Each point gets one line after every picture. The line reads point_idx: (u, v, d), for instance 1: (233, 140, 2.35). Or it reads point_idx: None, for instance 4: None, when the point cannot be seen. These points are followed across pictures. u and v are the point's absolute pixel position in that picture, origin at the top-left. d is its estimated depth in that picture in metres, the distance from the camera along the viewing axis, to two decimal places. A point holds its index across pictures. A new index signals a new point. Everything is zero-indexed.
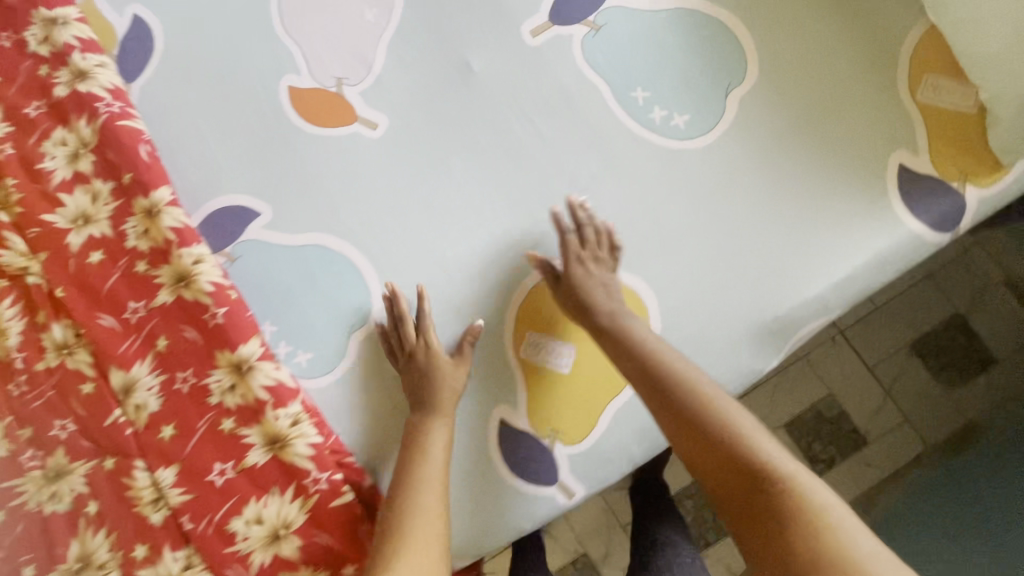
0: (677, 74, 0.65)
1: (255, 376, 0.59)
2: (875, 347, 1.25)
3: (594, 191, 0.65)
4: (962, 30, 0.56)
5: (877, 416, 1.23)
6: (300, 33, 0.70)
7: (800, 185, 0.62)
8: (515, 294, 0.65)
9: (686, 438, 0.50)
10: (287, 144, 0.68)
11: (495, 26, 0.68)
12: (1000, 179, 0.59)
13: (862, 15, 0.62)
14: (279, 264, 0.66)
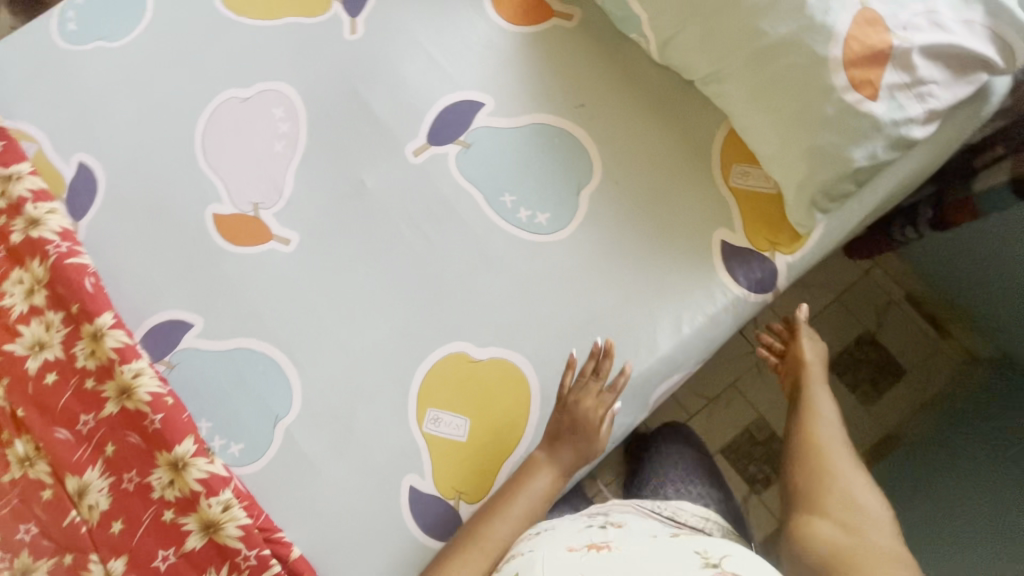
0: (536, 178, 0.77)
1: (190, 471, 0.69)
2: None
3: (474, 282, 0.76)
4: (747, 133, 0.67)
5: None
6: (221, 169, 0.82)
7: (645, 264, 0.74)
8: (417, 374, 0.75)
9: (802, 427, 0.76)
10: (214, 263, 0.79)
11: (382, 148, 0.80)
12: (803, 245, 0.71)
13: (679, 118, 0.75)
14: (212, 367, 0.77)
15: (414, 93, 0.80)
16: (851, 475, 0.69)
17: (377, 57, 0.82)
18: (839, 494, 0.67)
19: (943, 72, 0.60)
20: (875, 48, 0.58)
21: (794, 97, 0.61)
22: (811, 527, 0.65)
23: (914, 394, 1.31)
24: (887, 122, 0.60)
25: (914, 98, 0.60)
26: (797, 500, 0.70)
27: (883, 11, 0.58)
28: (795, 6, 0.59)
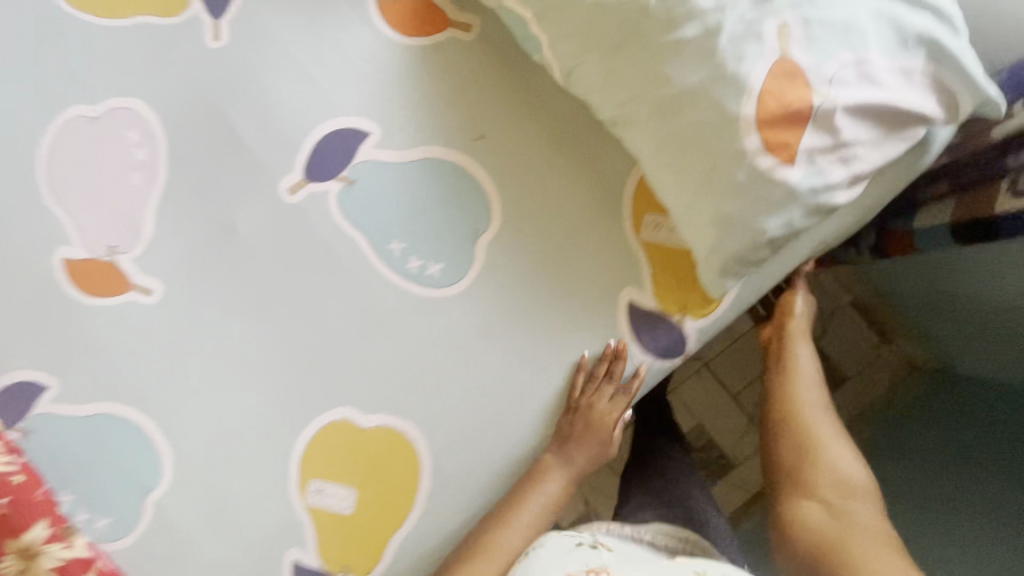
0: (428, 224, 0.68)
1: (44, 560, 0.58)
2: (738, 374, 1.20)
3: (361, 342, 0.69)
4: (660, 181, 0.56)
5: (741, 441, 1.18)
6: (66, 204, 0.71)
7: (547, 324, 0.67)
8: (297, 442, 0.69)
9: (786, 390, 0.73)
10: (66, 316, 0.70)
11: (254, 184, 0.69)
12: (713, 307, 0.66)
13: (589, 159, 0.67)
14: (69, 435, 0.69)
15: (288, 118, 0.69)
16: (835, 447, 0.68)
17: (244, 71, 0.70)
18: (828, 476, 0.66)
19: (873, 130, 0.52)
20: (794, 107, 0.49)
21: (701, 158, 0.53)
22: (802, 513, 0.64)
23: (851, 401, 1.29)
24: (804, 190, 0.53)
25: (836, 162, 0.52)
26: (784, 480, 0.68)
27: (805, 62, 0.48)
28: (705, 51, 0.49)
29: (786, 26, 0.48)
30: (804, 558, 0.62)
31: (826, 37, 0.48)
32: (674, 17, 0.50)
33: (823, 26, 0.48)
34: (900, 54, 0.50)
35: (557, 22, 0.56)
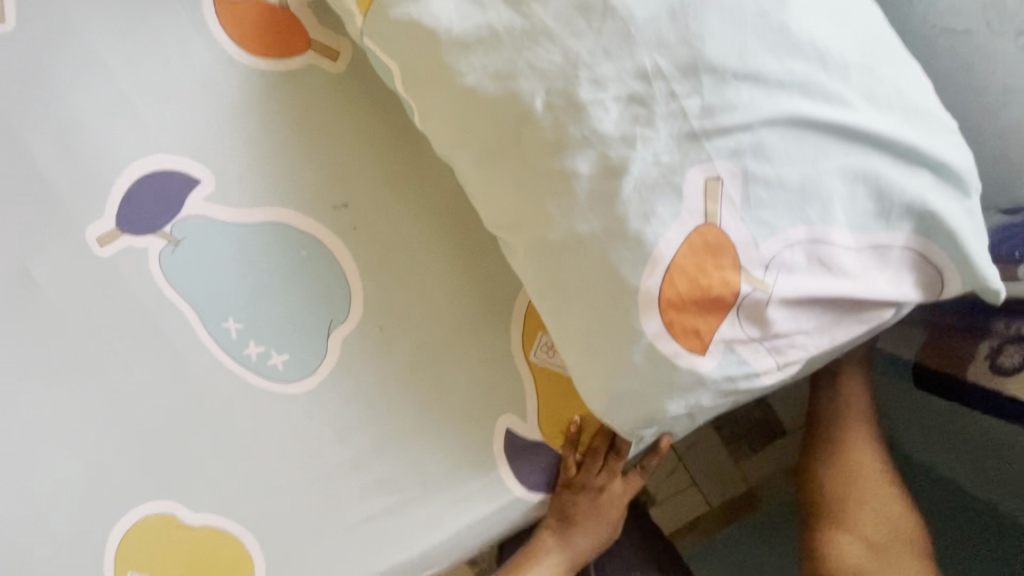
0: (274, 305, 0.54)
1: None
2: None
3: (188, 431, 0.58)
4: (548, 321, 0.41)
5: (667, 479, 1.01)
6: None
7: (407, 441, 0.56)
8: (115, 535, 0.58)
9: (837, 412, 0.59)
10: None
11: (55, 228, 0.55)
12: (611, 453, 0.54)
13: (478, 252, 0.54)
14: None
15: (94, 145, 0.53)
16: (885, 492, 0.56)
17: (38, 76, 0.53)
18: (879, 522, 0.54)
19: (823, 318, 0.38)
20: (715, 289, 0.35)
21: (588, 322, 0.38)
22: (847, 555, 0.53)
23: None
24: (720, 382, 0.39)
25: (767, 354, 0.38)
26: (827, 511, 0.56)
27: (736, 232, 0.34)
28: (598, 191, 0.35)
29: (716, 181, 0.34)
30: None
31: (773, 204, 0.34)
32: (566, 134, 0.34)
33: (771, 188, 0.34)
34: (874, 228, 0.36)
35: (421, 90, 0.39)
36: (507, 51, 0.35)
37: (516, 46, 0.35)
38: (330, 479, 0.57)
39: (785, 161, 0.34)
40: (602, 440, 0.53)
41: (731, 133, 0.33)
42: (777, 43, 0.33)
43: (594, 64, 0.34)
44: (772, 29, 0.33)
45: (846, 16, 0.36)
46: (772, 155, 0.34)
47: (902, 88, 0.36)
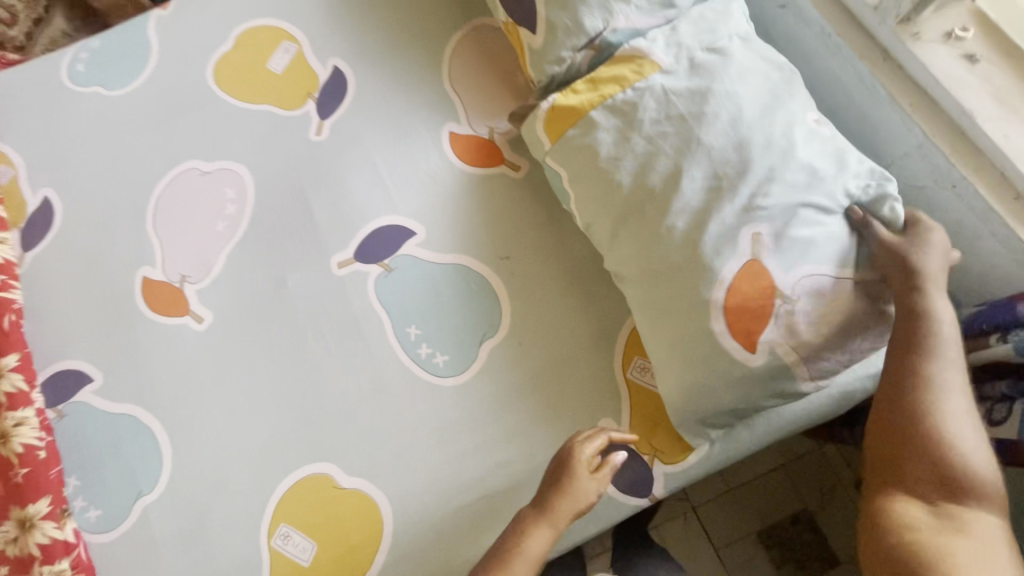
0: (446, 320, 0.77)
1: (35, 533, 0.71)
2: (725, 525, 1.10)
3: (359, 407, 0.77)
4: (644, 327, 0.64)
5: None
6: (163, 235, 0.86)
7: (525, 434, 0.73)
8: (283, 486, 0.75)
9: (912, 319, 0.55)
10: (130, 324, 0.82)
11: (311, 253, 0.82)
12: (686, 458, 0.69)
13: (594, 298, 0.77)
14: (96, 427, 0.79)
15: (354, 205, 0.83)
16: (909, 366, 0.54)
17: (331, 163, 0.85)
18: (906, 385, 0.54)
19: (840, 337, 0.57)
20: (764, 303, 0.57)
21: (681, 323, 0.60)
22: (908, 405, 0.53)
23: None
24: (771, 372, 0.58)
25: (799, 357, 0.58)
26: (898, 356, 0.55)
27: (775, 269, 0.57)
28: (692, 240, 0.60)
29: (759, 237, 0.58)
30: (902, 469, 0.53)
31: (792, 250, 0.57)
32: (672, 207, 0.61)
33: (791, 242, 0.57)
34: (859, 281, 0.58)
35: (582, 184, 0.67)
36: (642, 159, 0.63)
37: (645, 158, 0.63)
38: (461, 459, 0.73)
39: (800, 232, 0.57)
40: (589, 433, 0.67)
41: (767, 212, 0.58)
42: (792, 167, 0.59)
43: (688, 170, 0.61)
44: (790, 159, 0.59)
45: (839, 157, 0.60)
46: (791, 226, 0.57)
47: (870, 197, 0.60)
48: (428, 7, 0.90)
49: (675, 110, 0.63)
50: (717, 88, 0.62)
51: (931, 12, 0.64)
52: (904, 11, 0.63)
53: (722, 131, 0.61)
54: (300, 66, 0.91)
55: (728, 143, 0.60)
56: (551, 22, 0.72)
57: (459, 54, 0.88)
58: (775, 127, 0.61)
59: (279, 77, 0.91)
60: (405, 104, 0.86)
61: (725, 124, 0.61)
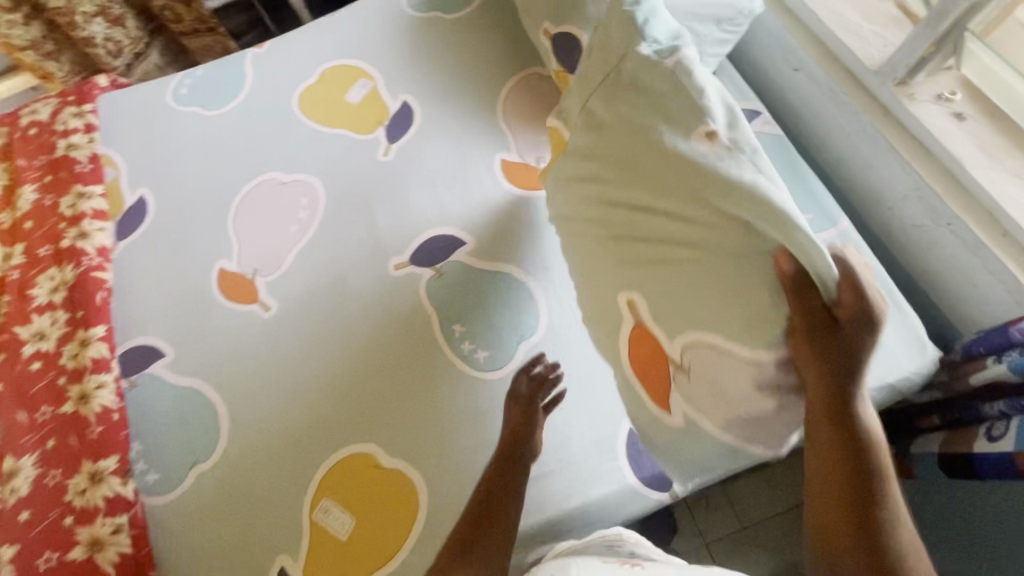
0: (489, 320, 0.86)
1: (103, 486, 0.78)
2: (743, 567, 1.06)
3: (404, 394, 0.84)
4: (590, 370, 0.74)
5: None
6: (240, 234, 0.97)
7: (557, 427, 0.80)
8: (327, 463, 0.81)
9: (826, 410, 0.52)
10: (204, 308, 0.92)
11: (371, 255, 0.92)
12: None
13: None
14: (163, 397, 0.87)
15: (413, 217, 0.94)
16: (853, 460, 0.52)
17: (395, 181, 0.97)
18: (855, 477, 0.52)
19: (744, 418, 0.59)
20: (663, 365, 0.64)
21: (622, 372, 0.70)
22: (837, 494, 0.52)
23: None
24: (684, 433, 0.65)
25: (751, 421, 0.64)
26: (823, 448, 0.53)
27: (662, 336, 0.62)
28: (612, 302, 0.67)
29: (636, 303, 0.64)
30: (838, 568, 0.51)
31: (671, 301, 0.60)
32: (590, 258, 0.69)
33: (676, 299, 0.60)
34: (769, 366, 0.55)
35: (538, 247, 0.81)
36: (569, 229, 0.72)
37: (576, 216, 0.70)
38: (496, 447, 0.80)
39: (691, 305, 0.58)
40: (522, 385, 0.79)
41: (667, 263, 0.60)
42: (694, 204, 0.56)
43: (604, 227, 0.66)
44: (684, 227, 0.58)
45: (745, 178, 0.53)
46: (686, 300, 0.58)
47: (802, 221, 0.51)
48: (488, 56, 1.05)
49: (592, 176, 0.67)
50: (625, 146, 0.62)
51: (924, 78, 0.75)
52: (901, 75, 0.75)
53: (618, 204, 0.64)
54: (373, 99, 1.05)
55: (629, 214, 0.63)
56: None
57: (512, 96, 1.01)
58: (677, 171, 0.57)
59: (355, 106, 1.05)
60: (464, 135, 0.99)
61: (632, 195, 0.62)
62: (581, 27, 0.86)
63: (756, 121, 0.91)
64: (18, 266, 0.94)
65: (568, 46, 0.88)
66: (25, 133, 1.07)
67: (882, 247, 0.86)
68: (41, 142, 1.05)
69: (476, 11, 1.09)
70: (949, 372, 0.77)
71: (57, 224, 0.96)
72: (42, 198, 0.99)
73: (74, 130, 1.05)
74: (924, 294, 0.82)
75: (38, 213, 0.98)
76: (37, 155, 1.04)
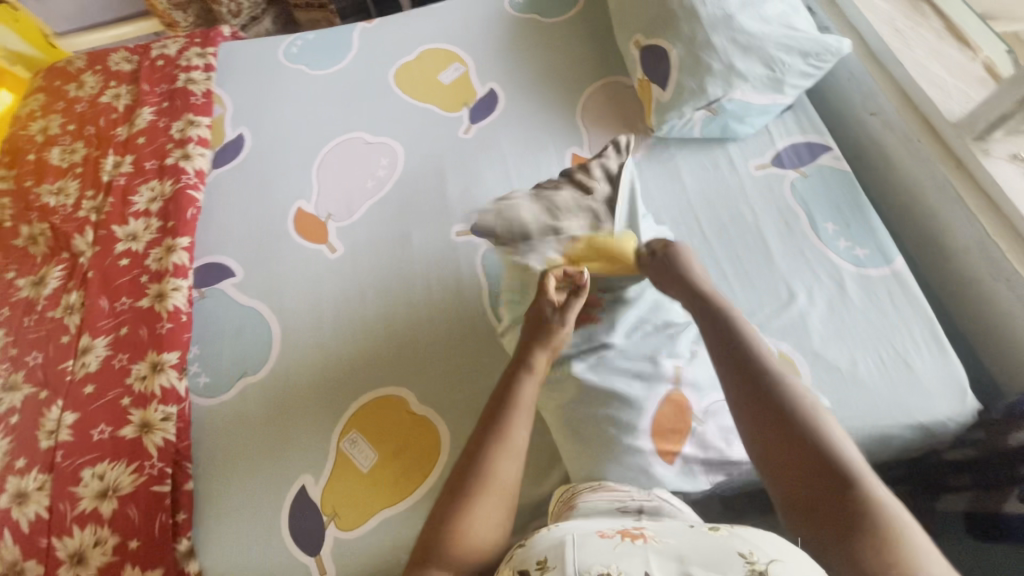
0: None
1: (161, 376, 0.84)
2: None
3: (443, 349, 0.88)
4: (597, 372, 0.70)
5: None
6: (322, 180, 1.05)
7: None
8: (361, 399, 0.85)
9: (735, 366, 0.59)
10: (277, 239, 1.00)
11: (437, 219, 0.99)
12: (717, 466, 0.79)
13: None
14: (226, 311, 0.94)
15: (481, 191, 1.00)
16: (767, 404, 0.56)
17: (470, 157, 1.04)
18: (787, 425, 0.54)
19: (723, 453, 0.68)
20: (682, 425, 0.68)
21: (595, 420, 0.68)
22: (776, 440, 0.54)
23: None
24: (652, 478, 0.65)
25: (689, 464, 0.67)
26: (748, 396, 0.57)
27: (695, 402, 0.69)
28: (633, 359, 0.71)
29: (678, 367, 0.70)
30: (804, 508, 0.50)
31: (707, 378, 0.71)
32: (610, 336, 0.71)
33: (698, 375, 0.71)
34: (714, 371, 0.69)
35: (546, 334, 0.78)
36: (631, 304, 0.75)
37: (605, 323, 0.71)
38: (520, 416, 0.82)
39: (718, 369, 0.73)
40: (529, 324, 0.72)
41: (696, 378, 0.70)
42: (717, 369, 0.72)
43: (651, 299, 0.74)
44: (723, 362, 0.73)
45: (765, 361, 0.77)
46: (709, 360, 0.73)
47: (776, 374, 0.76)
48: (577, 60, 1.11)
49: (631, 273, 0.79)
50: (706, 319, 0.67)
51: (1003, 136, 0.77)
52: (979, 129, 0.77)
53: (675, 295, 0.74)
54: (463, 82, 1.13)
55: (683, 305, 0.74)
56: (681, 83, 0.90)
57: (593, 98, 1.07)
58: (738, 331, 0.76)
59: (445, 86, 1.13)
60: (541, 126, 1.05)
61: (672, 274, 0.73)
62: (672, 41, 0.91)
63: (825, 155, 0.93)
64: (124, 174, 1.04)
65: (657, 58, 0.94)
66: (153, 64, 1.19)
67: (936, 297, 0.86)
68: (165, 74, 1.17)
69: (572, 19, 1.16)
70: (986, 432, 0.71)
71: (166, 144, 1.07)
72: (157, 120, 1.10)
73: (195, 67, 1.17)
74: (970, 346, 0.82)
75: (151, 132, 1.09)
76: (160, 84, 1.16)
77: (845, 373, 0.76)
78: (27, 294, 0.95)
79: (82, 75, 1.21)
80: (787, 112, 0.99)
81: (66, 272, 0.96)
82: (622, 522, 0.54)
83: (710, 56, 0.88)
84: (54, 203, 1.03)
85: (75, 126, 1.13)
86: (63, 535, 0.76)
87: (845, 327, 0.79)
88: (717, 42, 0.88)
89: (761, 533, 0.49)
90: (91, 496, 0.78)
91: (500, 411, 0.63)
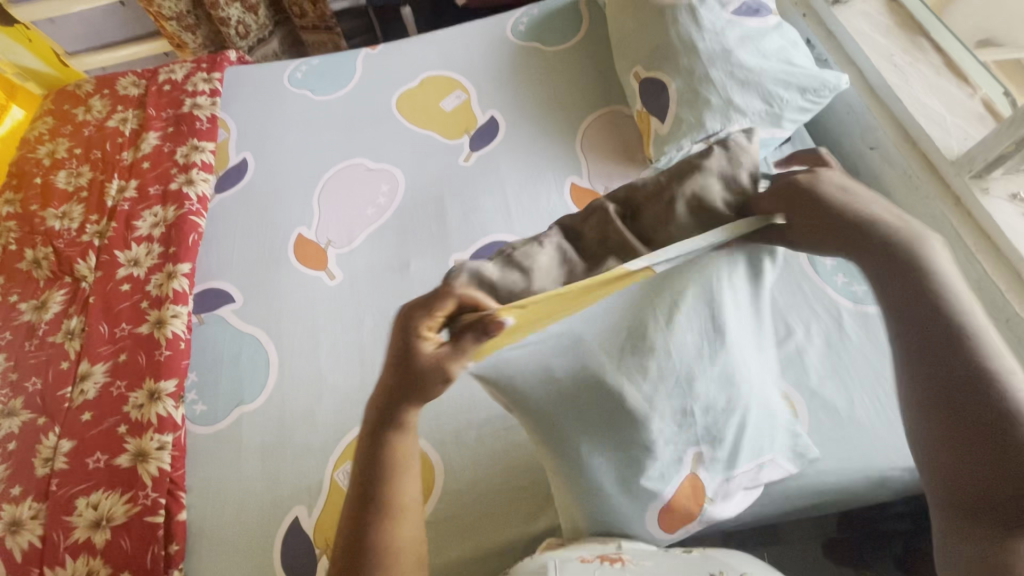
0: None
1: (158, 405, 0.85)
2: None
3: None
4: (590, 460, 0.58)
5: None
6: (323, 206, 1.06)
7: None
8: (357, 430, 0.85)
9: (888, 271, 0.44)
10: (277, 265, 1.01)
11: (436, 247, 0.99)
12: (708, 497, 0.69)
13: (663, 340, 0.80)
14: (225, 338, 0.94)
15: (480, 219, 1.01)
16: (925, 321, 0.42)
17: (470, 184, 1.05)
18: (949, 362, 0.40)
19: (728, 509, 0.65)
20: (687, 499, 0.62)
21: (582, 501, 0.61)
22: (934, 376, 0.40)
23: None
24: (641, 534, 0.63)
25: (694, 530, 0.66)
26: (892, 308, 0.44)
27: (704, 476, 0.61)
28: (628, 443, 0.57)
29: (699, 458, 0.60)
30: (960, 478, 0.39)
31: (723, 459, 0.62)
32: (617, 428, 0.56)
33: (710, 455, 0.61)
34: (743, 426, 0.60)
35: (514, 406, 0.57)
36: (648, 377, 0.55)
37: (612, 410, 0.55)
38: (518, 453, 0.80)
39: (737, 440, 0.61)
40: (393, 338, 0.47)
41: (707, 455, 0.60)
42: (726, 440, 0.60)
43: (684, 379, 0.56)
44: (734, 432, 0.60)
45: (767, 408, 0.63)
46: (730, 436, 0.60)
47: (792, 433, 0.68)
48: (578, 90, 1.12)
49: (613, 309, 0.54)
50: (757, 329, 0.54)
51: (1000, 175, 0.76)
52: (977, 168, 0.76)
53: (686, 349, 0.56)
54: (465, 110, 1.14)
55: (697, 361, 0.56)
56: (680, 117, 0.91)
57: (593, 127, 1.07)
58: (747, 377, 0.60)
59: (447, 113, 1.14)
60: (541, 155, 1.06)
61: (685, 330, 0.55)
62: (671, 75, 0.92)
63: None
64: (128, 199, 1.05)
65: (656, 91, 0.95)
66: (159, 89, 1.21)
67: None
68: (171, 99, 1.19)
69: (573, 47, 1.17)
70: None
71: (170, 169, 1.08)
72: (162, 145, 1.12)
73: (201, 92, 1.19)
74: None
75: (156, 157, 1.10)
76: (166, 109, 1.18)
77: (845, 415, 0.75)
78: (29, 318, 0.96)
79: (90, 98, 1.23)
80: (786, 144, 0.99)
81: (67, 297, 0.97)
82: (601, 549, 0.56)
83: (708, 90, 0.88)
84: (58, 227, 1.04)
85: (81, 150, 1.15)
86: (56, 565, 0.76)
87: (844, 367, 0.78)
88: (716, 76, 0.88)
89: (732, 556, 0.54)
90: (84, 526, 0.78)
91: (379, 468, 0.50)
